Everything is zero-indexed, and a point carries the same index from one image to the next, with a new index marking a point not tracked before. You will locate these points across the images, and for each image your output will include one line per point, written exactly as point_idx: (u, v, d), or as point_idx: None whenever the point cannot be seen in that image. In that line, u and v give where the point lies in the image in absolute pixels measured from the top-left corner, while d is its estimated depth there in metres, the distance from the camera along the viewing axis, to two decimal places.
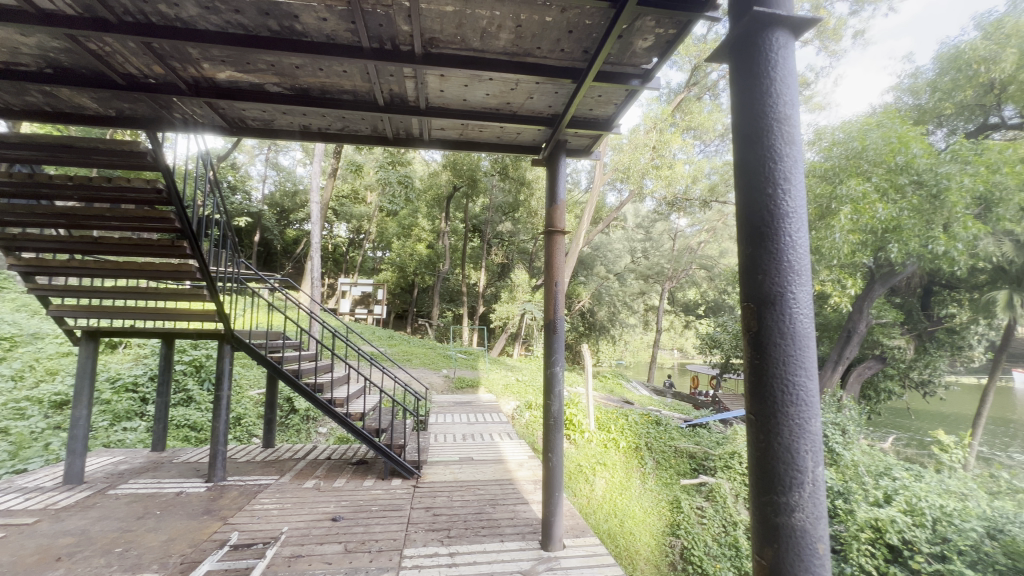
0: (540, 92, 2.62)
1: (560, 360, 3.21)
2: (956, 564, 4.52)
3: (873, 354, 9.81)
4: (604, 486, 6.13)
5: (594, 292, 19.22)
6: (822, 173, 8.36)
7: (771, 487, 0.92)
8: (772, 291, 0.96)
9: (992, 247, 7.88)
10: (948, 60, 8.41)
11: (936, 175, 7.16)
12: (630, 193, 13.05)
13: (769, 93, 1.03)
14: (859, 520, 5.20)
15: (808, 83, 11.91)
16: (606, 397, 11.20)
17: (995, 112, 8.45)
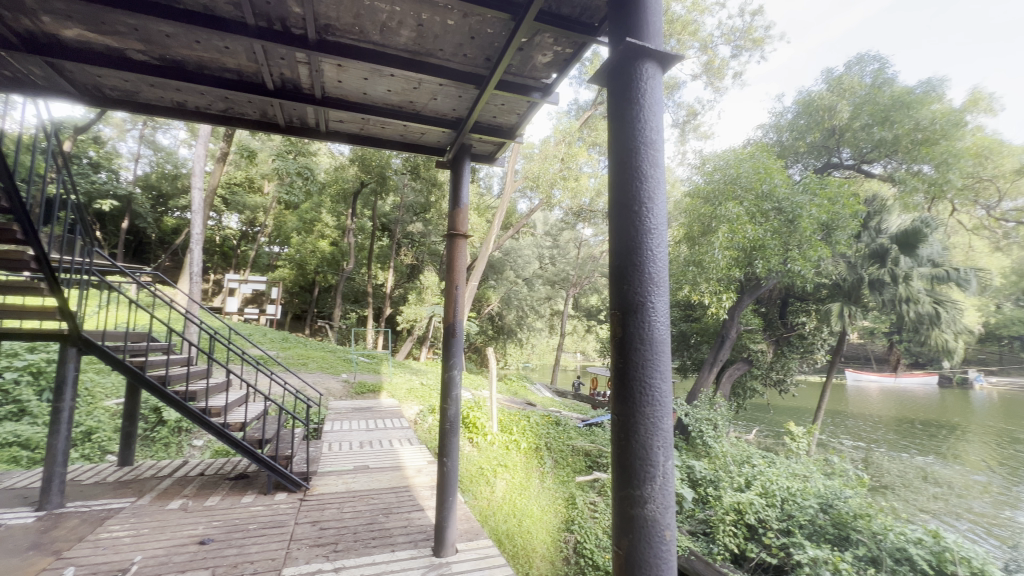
0: (444, 94, 2.61)
1: (458, 363, 3.21)
2: (797, 536, 5.29)
3: (742, 357, 11.15)
4: (504, 487, 6.22)
5: (503, 296, 19.54)
6: (705, 196, 9.35)
7: (628, 482, 0.99)
8: (635, 300, 1.04)
9: (831, 267, 9.39)
10: (803, 106, 9.88)
11: (792, 204, 8.38)
12: (539, 202, 13.48)
13: (639, 118, 1.12)
14: (725, 504, 5.86)
15: (696, 113, 13.30)
16: (510, 399, 11.41)
17: (836, 153, 10.09)
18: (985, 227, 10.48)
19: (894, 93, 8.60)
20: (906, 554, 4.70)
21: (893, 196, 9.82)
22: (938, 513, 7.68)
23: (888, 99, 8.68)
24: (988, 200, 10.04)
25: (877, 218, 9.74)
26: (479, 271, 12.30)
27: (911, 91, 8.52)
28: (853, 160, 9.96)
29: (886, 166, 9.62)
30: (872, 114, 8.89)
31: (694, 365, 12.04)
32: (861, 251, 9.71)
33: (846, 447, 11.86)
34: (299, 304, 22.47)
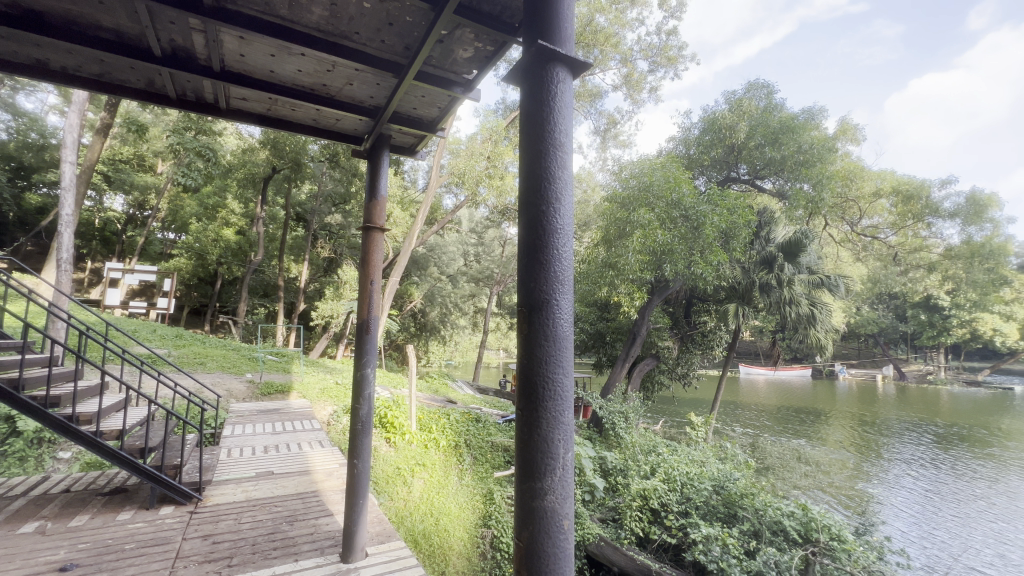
0: (360, 80, 2.50)
1: (372, 361, 3.10)
2: (693, 516, 5.77)
3: (651, 353, 11.95)
4: (421, 486, 6.12)
5: (426, 293, 19.20)
6: (622, 201, 9.81)
7: (531, 476, 1.02)
8: (540, 297, 1.07)
9: (729, 271, 10.36)
10: (708, 123, 10.77)
11: (696, 212, 9.13)
12: (465, 198, 13.39)
13: (549, 121, 1.16)
14: (633, 492, 6.22)
15: (616, 122, 13.98)
16: (430, 397, 11.24)
17: (735, 168, 11.12)
18: (850, 240, 12.16)
19: (782, 118, 9.66)
20: (781, 526, 5.34)
21: (780, 210, 11.05)
22: (808, 488, 8.81)
23: (777, 123, 9.73)
24: (854, 218, 11.50)
25: (767, 228, 10.91)
26: (401, 266, 11.94)
27: (796, 117, 9.63)
28: (749, 175, 11.05)
29: (775, 183, 10.79)
30: (764, 135, 9.92)
31: (609, 361, 12.69)
32: (753, 257, 10.83)
33: (737, 434, 13.18)
34: (197, 298, 20.40)
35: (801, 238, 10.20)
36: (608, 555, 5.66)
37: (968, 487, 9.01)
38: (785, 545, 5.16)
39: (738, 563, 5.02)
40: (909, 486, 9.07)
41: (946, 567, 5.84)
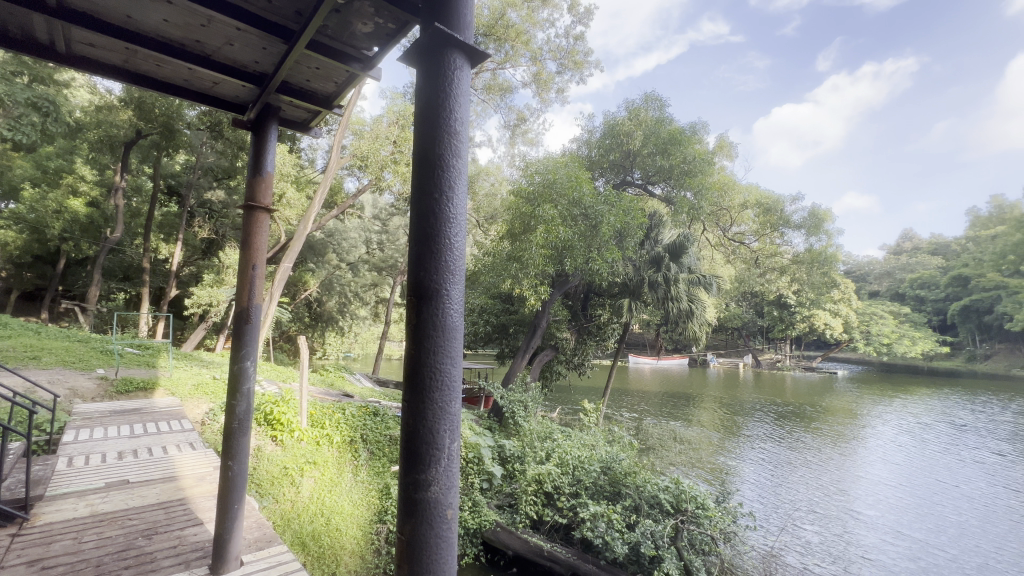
0: (243, 42, 2.25)
1: (252, 353, 2.84)
2: (583, 496, 6.17)
3: (550, 344, 12.46)
4: (311, 486, 5.77)
5: (323, 281, 17.98)
6: (527, 196, 10.01)
7: (414, 467, 1.01)
8: (430, 286, 1.05)
9: (622, 267, 11.15)
10: (609, 128, 11.42)
11: (595, 211, 9.67)
12: (368, 182, 12.72)
13: (444, 107, 1.13)
14: (528, 478, 6.44)
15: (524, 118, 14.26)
16: (324, 391, 10.54)
17: (630, 173, 11.89)
18: (723, 244, 13.75)
19: (671, 130, 10.57)
20: (657, 499, 5.91)
21: (667, 214, 12.10)
22: (680, 464, 9.88)
23: (667, 134, 10.62)
24: (726, 224, 13.24)
25: (656, 230, 11.89)
26: (295, 251, 11.02)
27: (683, 131, 10.59)
28: (642, 180, 11.93)
29: (664, 189, 11.77)
30: (656, 145, 10.80)
31: (511, 352, 12.98)
32: (644, 257, 11.76)
33: (624, 418, 14.32)
34: (31, 279, 17.00)
35: (685, 240, 11.45)
36: (503, 539, 5.92)
37: (801, 457, 10.75)
38: (660, 516, 5.74)
39: (620, 535, 5.51)
40: (759, 458, 10.58)
41: (783, 523, 6.93)
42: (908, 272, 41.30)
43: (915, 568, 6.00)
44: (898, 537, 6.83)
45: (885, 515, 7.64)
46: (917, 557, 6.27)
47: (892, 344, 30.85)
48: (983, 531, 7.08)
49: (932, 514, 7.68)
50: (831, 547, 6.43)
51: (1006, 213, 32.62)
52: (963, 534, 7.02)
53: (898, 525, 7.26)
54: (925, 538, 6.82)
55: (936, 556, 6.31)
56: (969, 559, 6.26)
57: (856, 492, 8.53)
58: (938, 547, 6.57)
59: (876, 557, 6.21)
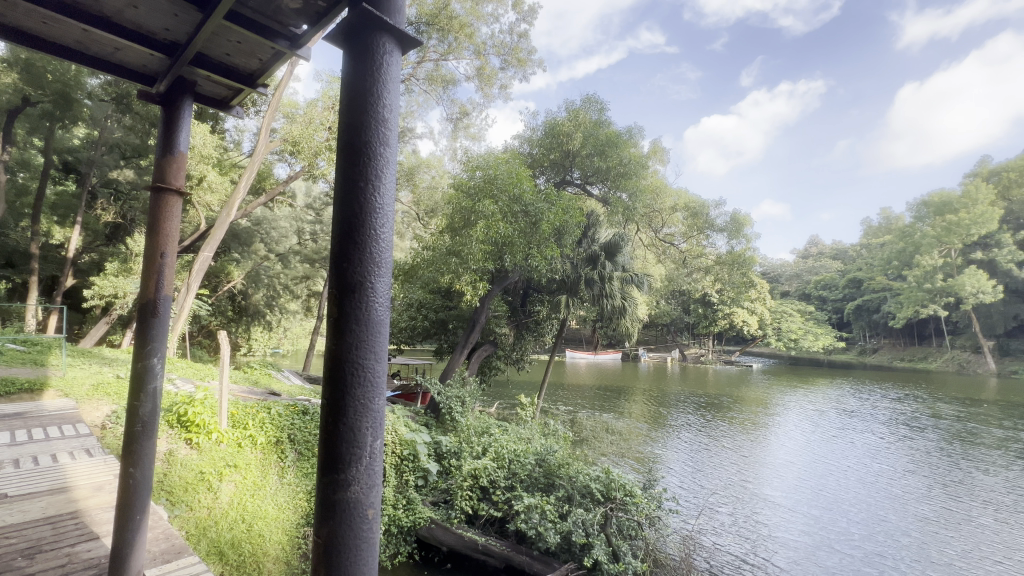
0: (150, 6, 2.04)
1: (160, 350, 2.60)
2: (518, 489, 6.27)
3: (489, 340, 12.48)
4: (231, 491, 5.39)
5: (248, 272, 16.81)
6: (468, 190, 9.92)
7: (333, 467, 0.97)
8: (354, 279, 1.01)
9: (560, 265, 11.40)
10: (550, 127, 11.58)
11: (535, 209, 9.81)
12: (300, 169, 12.02)
13: (371, 93, 1.09)
14: (464, 473, 6.41)
15: (467, 112, 14.12)
16: (247, 389, 9.85)
17: (569, 173, 12.13)
18: (655, 244, 14.46)
19: (609, 133, 10.93)
20: (588, 488, 6.10)
21: (604, 214, 12.51)
22: (611, 454, 10.31)
23: (605, 137, 10.97)
24: (658, 225, 13.98)
25: (593, 229, 12.26)
26: (216, 240, 10.22)
27: (619, 134, 10.99)
28: (581, 180, 12.22)
29: (602, 189, 12.13)
30: (594, 146, 11.12)
31: (450, 348, 12.88)
32: (581, 254, 12.09)
33: (560, 412, 14.70)
34: None
35: (619, 240, 11.94)
36: (438, 536, 5.88)
37: (719, 444, 11.59)
38: (591, 505, 5.94)
39: (553, 526, 5.68)
40: (682, 446, 11.28)
41: (701, 506, 7.43)
42: (813, 274, 45.72)
43: (812, 540, 6.66)
44: (799, 514, 7.55)
45: (788, 494, 8.42)
46: (813, 531, 6.97)
47: (799, 339, 34.06)
48: (867, 504, 7.99)
49: (826, 491, 8.57)
50: (742, 526, 6.99)
51: (892, 224, 37.03)
52: (850, 506, 7.89)
53: (798, 502, 8.04)
54: (821, 513, 7.59)
55: (829, 528, 7.05)
56: (855, 529, 7.04)
57: (765, 475, 9.34)
58: (831, 520, 7.35)
59: (780, 533, 6.83)
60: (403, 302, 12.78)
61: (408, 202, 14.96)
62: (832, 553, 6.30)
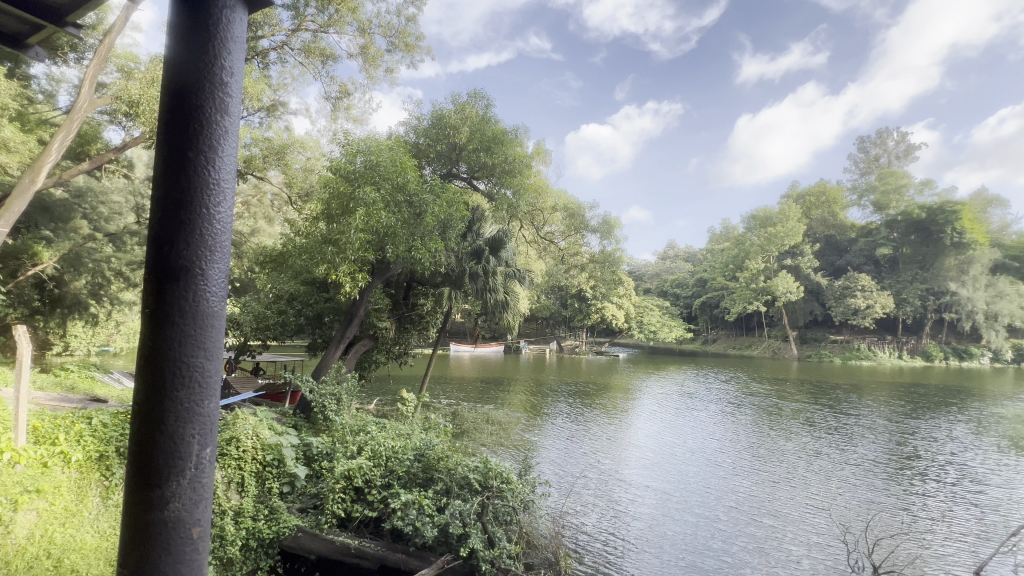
0: None
1: None
2: (395, 486, 6.10)
3: (368, 334, 11.87)
4: (31, 522, 4.38)
5: (65, 254, 13.79)
6: (347, 175, 9.30)
7: (147, 483, 0.85)
8: (177, 263, 0.88)
9: (444, 259, 11.30)
10: (436, 118, 11.40)
11: (419, 200, 9.58)
12: (138, 134, 10.17)
13: (210, 52, 0.96)
14: (336, 475, 5.98)
15: (348, 92, 13.24)
16: (58, 396, 8.05)
17: (457, 167, 12.00)
18: (536, 241, 15.10)
19: (495, 130, 11.09)
20: (467, 479, 6.14)
21: (488, 209, 12.70)
22: (490, 445, 10.57)
23: (491, 133, 11.11)
24: (539, 223, 14.63)
25: (478, 224, 12.37)
26: (14, 213, 8.19)
27: (506, 132, 11.22)
28: (467, 174, 12.14)
29: (488, 186, 12.19)
30: (480, 142, 11.20)
31: (325, 343, 12.03)
32: (465, 248, 12.12)
33: (442, 406, 14.66)
34: None
35: (503, 236, 12.24)
36: (306, 545, 5.48)
37: (588, 430, 12.53)
38: (469, 495, 6.00)
39: (430, 519, 5.64)
40: (556, 434, 11.96)
41: (571, 490, 7.93)
42: (670, 274, 51.91)
43: (661, 513, 7.49)
44: (652, 490, 8.44)
45: (644, 472, 9.40)
46: (662, 504, 7.86)
47: (657, 330, 38.46)
48: (705, 475, 9.24)
49: (674, 467, 9.74)
50: (605, 506, 7.61)
51: (729, 233, 43.63)
52: (693, 478, 9.06)
53: (652, 479, 9.01)
54: (669, 487, 8.59)
55: (675, 501, 7.99)
56: (695, 498, 8.09)
57: (626, 456, 10.33)
58: (676, 493, 8.35)
59: (635, 509, 7.57)
60: (270, 294, 11.58)
61: (279, 183, 13.56)
62: (677, 523, 7.16)
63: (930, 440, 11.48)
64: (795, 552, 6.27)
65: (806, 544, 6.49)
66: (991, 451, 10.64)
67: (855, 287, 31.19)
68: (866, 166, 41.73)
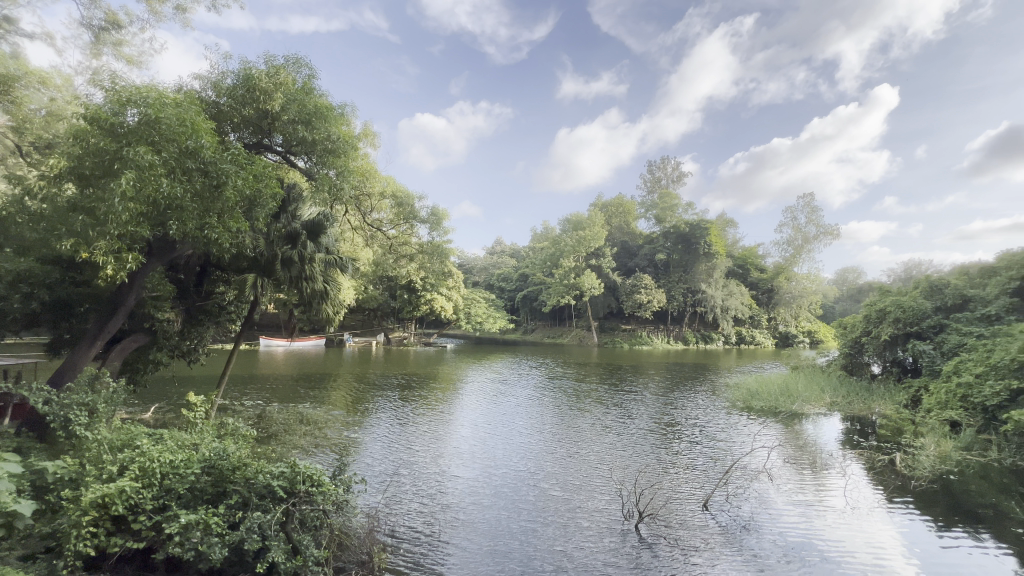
0: None
1: None
2: (173, 508, 5.10)
3: (142, 328, 9.71)
4: None
5: None
6: (109, 129, 7.34)
7: None
8: None
9: (249, 241, 9.87)
10: (243, 76, 9.64)
11: (216, 169, 7.93)
12: None
13: None
14: (83, 505, 4.67)
15: (118, 24, 10.46)
16: None
17: (271, 137, 10.37)
18: (363, 228, 14.32)
19: (318, 103, 9.90)
20: (270, 487, 5.39)
21: (306, 189, 11.47)
22: (302, 447, 9.65)
23: (311, 106, 9.86)
24: (366, 210, 13.87)
25: (293, 205, 11.10)
26: None
27: (330, 108, 10.10)
28: (282, 147, 10.56)
29: (307, 163, 10.85)
30: (297, 113, 9.85)
31: (75, 340, 9.43)
32: (277, 230, 10.79)
33: (244, 407, 12.93)
34: None
35: (323, 220, 11.24)
36: None
37: (412, 423, 12.43)
38: (270, 505, 5.30)
39: (219, 539, 4.86)
40: (379, 430, 11.56)
41: (389, 492, 7.71)
42: (497, 268, 55.01)
43: (478, 501, 7.78)
44: (472, 479, 8.75)
45: (465, 461, 9.71)
46: (480, 491, 8.19)
47: (483, 322, 40.25)
48: (519, 458, 9.98)
49: (493, 453, 10.31)
50: (426, 502, 7.57)
51: (548, 233, 48.12)
52: (509, 463, 9.69)
53: (471, 467, 9.35)
54: (487, 475, 9.02)
55: (492, 487, 8.40)
56: (508, 482, 8.64)
57: (448, 448, 10.53)
58: (493, 479, 8.82)
59: (454, 501, 7.72)
60: None
61: None
62: (492, 508, 7.51)
63: (683, 408, 14.56)
64: (586, 516, 7.21)
65: (596, 507, 7.50)
66: (720, 413, 14.01)
67: (640, 285, 37.63)
68: (652, 186, 50.52)
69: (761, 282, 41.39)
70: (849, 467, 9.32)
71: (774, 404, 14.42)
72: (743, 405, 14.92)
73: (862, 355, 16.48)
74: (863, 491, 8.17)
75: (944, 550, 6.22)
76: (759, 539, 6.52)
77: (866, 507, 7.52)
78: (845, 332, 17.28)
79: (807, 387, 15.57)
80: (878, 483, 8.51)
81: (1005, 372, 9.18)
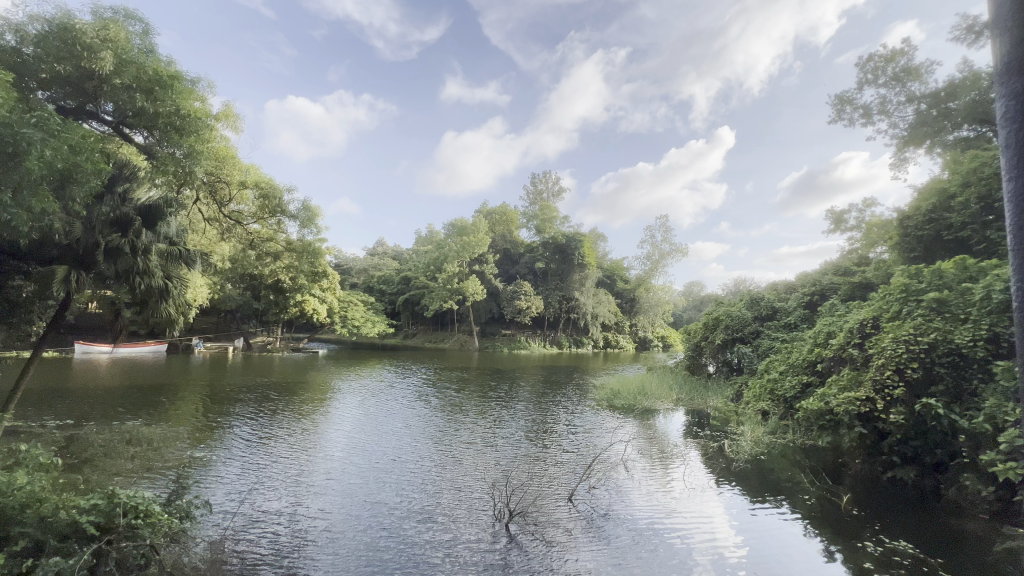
0: None
1: None
2: None
3: None
4: None
5: None
6: None
7: None
8: None
9: (59, 223, 8.02)
10: (58, 23, 7.84)
11: (14, 133, 6.13)
12: None
13: None
14: None
15: None
16: None
17: (97, 103, 8.64)
18: (218, 219, 12.71)
19: (161, 69, 8.43)
20: (77, 525, 4.50)
21: (143, 168, 9.70)
22: (128, 473, 8.13)
23: (152, 70, 8.36)
24: (223, 199, 12.33)
25: (124, 185, 9.27)
26: None
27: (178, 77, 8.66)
28: (113, 116, 8.87)
29: (146, 138, 9.24)
30: (135, 77, 8.32)
31: None
32: (102, 215, 8.97)
33: (46, 429, 10.50)
34: None
35: (165, 206, 9.65)
36: None
37: (273, 439, 11.27)
38: (76, 546, 4.34)
39: None
40: (231, 449, 10.22)
41: (241, 521, 6.91)
42: (376, 270, 52.90)
43: (347, 518, 7.32)
44: (340, 496, 8.18)
45: (333, 478, 9.07)
46: (350, 509, 7.68)
47: (360, 326, 38.17)
48: (393, 471, 9.59)
49: (365, 468, 9.75)
50: (285, 525, 6.94)
51: (431, 237, 47.73)
52: (382, 476, 9.27)
53: (341, 485, 8.75)
54: (358, 490, 8.52)
55: (360, 505, 7.85)
56: (379, 495, 8.30)
57: (314, 466, 9.71)
58: (362, 493, 8.41)
59: (319, 521, 7.17)
60: None
61: None
62: (362, 523, 7.15)
63: (554, 410, 15.41)
64: (457, 520, 7.27)
65: (467, 511, 7.63)
66: (588, 412, 15.18)
67: (520, 292, 39.10)
68: (533, 199, 52.87)
69: (625, 291, 45.75)
70: (688, 454, 10.76)
71: (632, 401, 16.05)
72: (607, 403, 16.34)
73: (701, 357, 19.13)
74: (697, 474, 9.53)
75: (760, 520, 7.45)
76: (617, 525, 7.24)
77: (701, 487, 8.81)
78: (688, 337, 19.90)
79: (658, 386, 17.54)
80: (709, 466, 9.94)
81: (799, 369, 11.29)
